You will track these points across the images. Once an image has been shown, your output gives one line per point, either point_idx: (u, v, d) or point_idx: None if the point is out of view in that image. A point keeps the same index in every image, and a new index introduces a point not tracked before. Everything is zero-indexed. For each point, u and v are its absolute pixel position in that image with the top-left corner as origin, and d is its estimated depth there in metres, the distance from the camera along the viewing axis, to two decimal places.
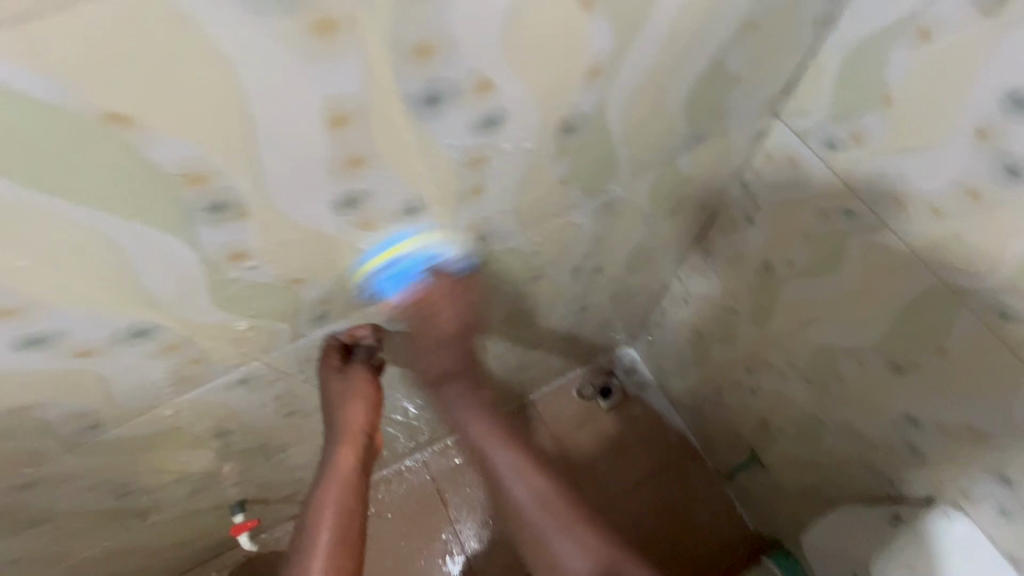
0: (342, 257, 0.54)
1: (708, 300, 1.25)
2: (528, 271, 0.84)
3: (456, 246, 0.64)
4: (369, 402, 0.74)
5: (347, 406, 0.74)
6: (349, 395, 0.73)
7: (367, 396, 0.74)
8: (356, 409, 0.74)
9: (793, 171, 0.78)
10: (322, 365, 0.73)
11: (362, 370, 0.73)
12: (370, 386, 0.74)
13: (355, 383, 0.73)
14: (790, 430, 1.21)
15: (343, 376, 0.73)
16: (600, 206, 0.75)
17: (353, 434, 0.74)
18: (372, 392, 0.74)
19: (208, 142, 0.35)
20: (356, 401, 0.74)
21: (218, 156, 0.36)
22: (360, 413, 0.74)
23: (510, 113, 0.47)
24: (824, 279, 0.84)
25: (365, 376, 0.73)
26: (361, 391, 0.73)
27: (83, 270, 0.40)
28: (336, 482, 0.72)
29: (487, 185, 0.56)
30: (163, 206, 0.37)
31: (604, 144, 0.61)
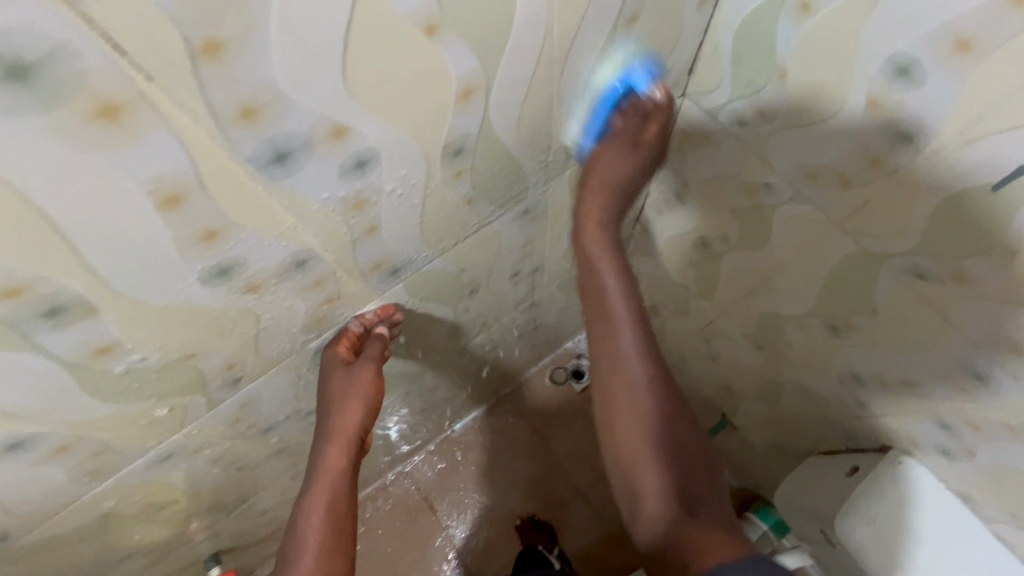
0: (235, 323, 0.50)
1: (658, 278, 1.24)
2: (461, 286, 0.81)
3: (368, 282, 0.61)
4: (370, 401, 0.69)
5: (345, 404, 0.68)
6: (349, 391, 0.68)
7: (368, 394, 0.69)
8: (352, 408, 0.69)
9: (710, 150, 0.77)
10: (329, 353, 0.67)
11: (370, 365, 0.68)
12: (372, 384, 0.68)
13: (358, 378, 0.67)
14: (752, 394, 1.23)
15: (348, 368, 0.67)
16: (521, 213, 0.73)
17: (347, 434, 0.69)
18: (373, 391, 0.69)
19: (9, 255, 0.31)
20: (356, 399, 0.68)
21: (30, 266, 0.32)
22: (357, 412, 0.69)
23: (379, 152, 0.44)
24: (757, 251, 0.84)
25: (371, 371, 0.68)
26: (362, 388, 0.68)
27: None
28: (325, 481, 0.67)
29: (381, 222, 0.52)
30: None
31: (503, 158, 0.58)
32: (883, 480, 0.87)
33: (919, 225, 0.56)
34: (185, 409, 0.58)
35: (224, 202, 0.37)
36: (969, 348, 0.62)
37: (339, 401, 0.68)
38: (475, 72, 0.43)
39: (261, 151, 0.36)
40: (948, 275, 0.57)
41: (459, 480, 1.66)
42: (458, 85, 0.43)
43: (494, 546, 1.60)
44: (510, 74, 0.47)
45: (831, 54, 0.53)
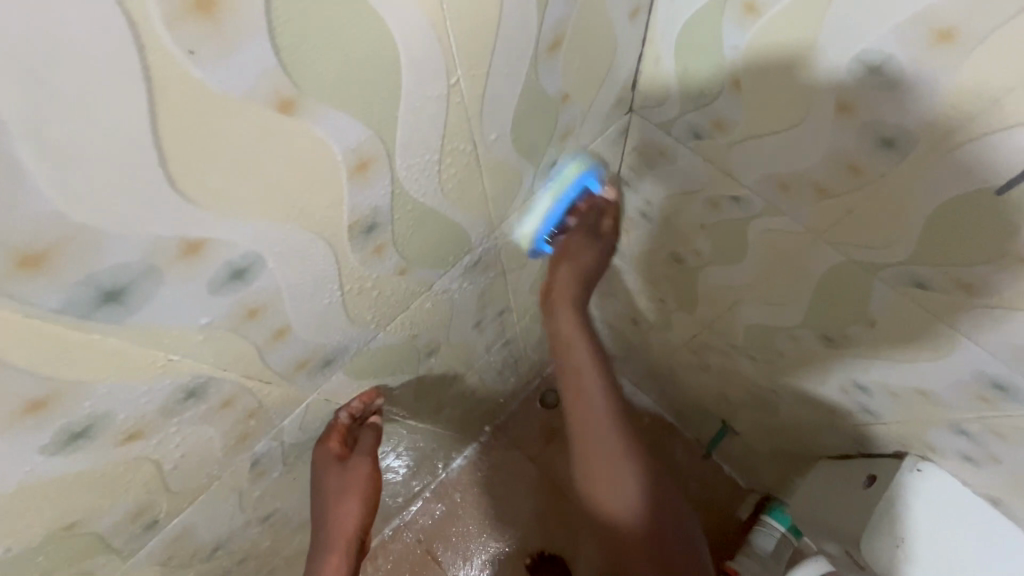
0: (125, 475, 0.42)
1: (636, 293, 1.17)
2: (418, 350, 0.72)
3: (298, 382, 0.52)
4: (366, 498, 0.72)
5: (343, 503, 0.71)
6: (347, 490, 0.71)
7: (364, 493, 0.72)
8: (349, 504, 0.72)
9: (668, 166, 0.70)
10: (324, 450, 0.67)
11: (364, 463, 0.70)
12: (365, 480, 0.72)
13: (355, 477, 0.70)
14: (750, 400, 1.16)
15: (345, 467, 0.69)
16: (470, 265, 0.64)
17: (346, 533, 0.73)
18: (368, 486, 0.72)
19: None
20: (353, 496, 0.71)
21: None
22: (355, 510, 0.72)
23: (262, 257, 0.35)
24: (734, 265, 0.77)
25: (367, 466, 0.70)
26: (358, 487, 0.72)
27: None
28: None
29: (291, 322, 0.43)
30: None
31: (432, 219, 0.49)
32: (905, 494, 0.80)
33: (914, 234, 0.49)
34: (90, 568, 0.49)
35: (40, 362, 0.30)
36: (985, 356, 0.56)
37: (338, 497, 0.71)
38: (364, 139, 0.35)
39: (74, 295, 0.28)
40: (954, 285, 0.50)
41: (460, 527, 1.55)
42: (345, 159, 0.35)
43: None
44: (415, 132, 0.39)
45: (788, 56, 0.46)
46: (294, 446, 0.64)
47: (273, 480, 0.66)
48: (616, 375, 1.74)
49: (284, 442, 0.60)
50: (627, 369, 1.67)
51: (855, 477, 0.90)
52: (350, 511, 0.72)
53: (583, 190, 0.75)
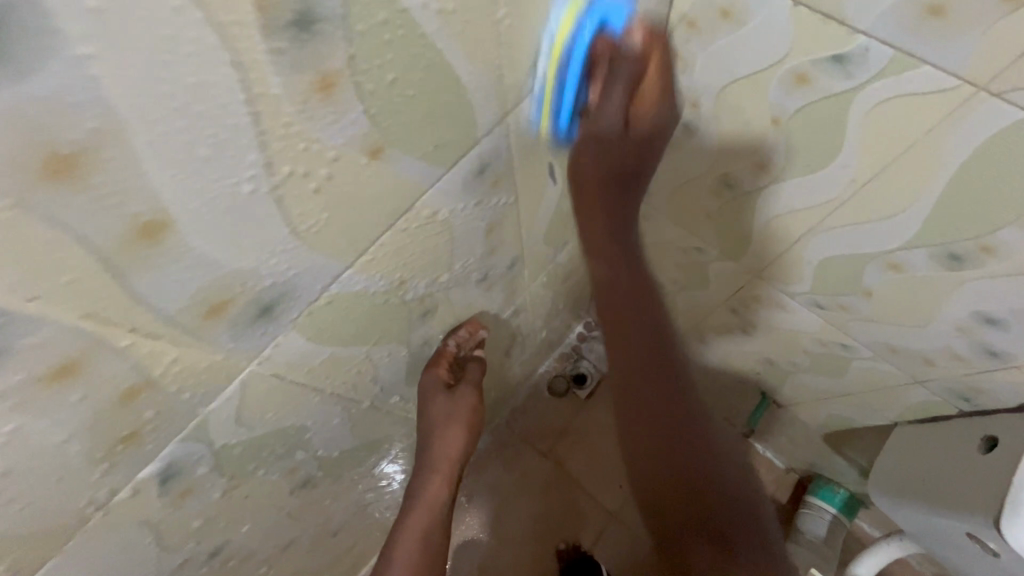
0: None
1: (662, 246, 0.99)
2: (409, 310, 0.53)
3: (219, 342, 0.32)
4: (469, 427, 0.72)
5: (447, 429, 0.70)
6: (452, 417, 0.70)
7: (470, 421, 0.71)
8: (452, 431, 0.71)
9: (733, 33, 0.52)
10: (433, 375, 0.67)
11: (469, 391, 0.70)
12: (471, 408, 0.71)
13: (461, 404, 0.70)
14: (802, 363, 1.00)
15: (451, 394, 0.69)
16: (475, 173, 0.45)
17: (448, 460, 0.72)
18: (472, 415, 0.72)
19: None
20: (457, 424, 0.71)
21: None
22: (457, 437, 0.71)
23: (51, 40, 0.18)
24: (818, 174, 0.59)
25: (472, 398, 0.71)
26: (464, 414, 0.71)
27: None
28: (421, 513, 0.68)
29: (171, 216, 0.25)
30: None
31: (424, 60, 0.31)
32: None
33: None
34: None
35: None
36: None
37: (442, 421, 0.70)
38: None
39: None
40: None
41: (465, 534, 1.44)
42: None
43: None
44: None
45: None
46: (236, 451, 0.44)
47: (210, 501, 0.46)
48: None
49: (216, 445, 0.40)
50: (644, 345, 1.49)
51: (967, 443, 0.72)
52: (453, 438, 0.71)
53: None
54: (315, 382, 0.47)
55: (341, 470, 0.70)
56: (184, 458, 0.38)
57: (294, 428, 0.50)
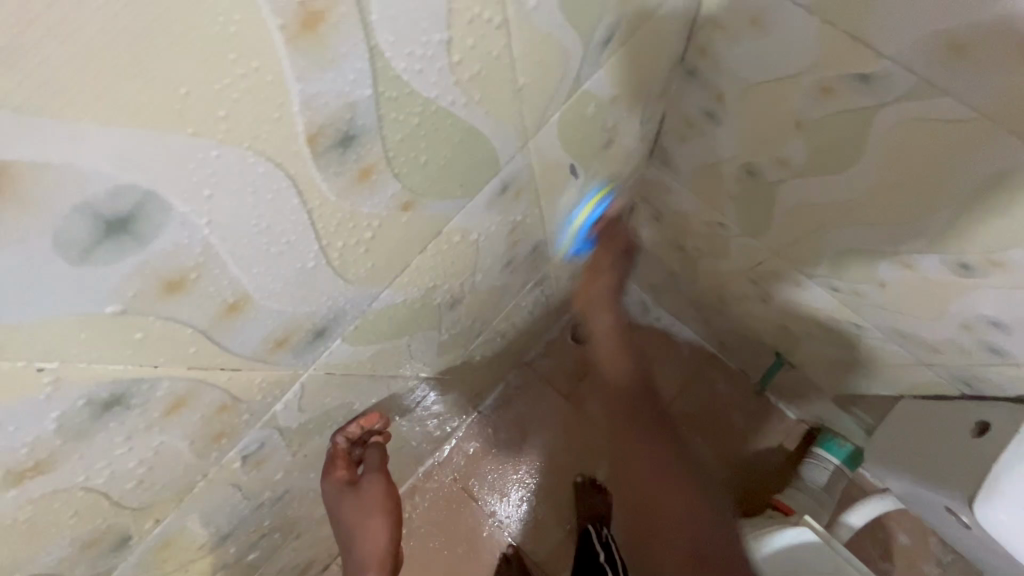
0: (57, 501, 0.32)
1: (685, 216, 1.01)
2: (439, 305, 0.59)
3: (286, 362, 0.40)
4: (390, 514, 0.70)
5: (366, 523, 0.69)
6: (365, 513, 0.69)
7: (387, 510, 0.70)
8: (375, 525, 0.70)
9: (761, 40, 0.51)
10: (332, 481, 0.69)
11: (375, 479, 0.70)
12: (384, 494, 0.70)
13: (370, 494, 0.70)
14: (816, 334, 1.03)
15: (358, 490, 0.70)
16: (496, 193, 0.49)
17: (378, 554, 0.71)
18: (388, 504, 0.70)
19: None
20: (376, 516, 0.70)
21: None
22: (382, 527, 0.70)
23: (155, 200, 0.22)
24: (836, 175, 0.59)
25: (378, 483, 0.70)
26: (376, 505, 0.70)
27: None
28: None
29: (247, 292, 0.30)
30: None
31: (447, 128, 0.34)
32: None
33: None
34: None
35: None
36: None
37: (357, 517, 0.69)
38: None
39: None
40: None
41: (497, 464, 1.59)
42: (277, 12, 0.20)
43: (547, 518, 1.56)
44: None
45: None
46: (296, 428, 0.53)
47: (276, 464, 0.56)
48: (654, 308, 1.62)
49: (281, 428, 0.49)
50: (665, 299, 1.55)
51: (961, 425, 0.76)
52: (376, 528, 0.70)
53: (639, 82, 0.57)
54: (359, 372, 0.55)
55: None
56: (260, 439, 0.46)
57: (342, 404, 0.59)
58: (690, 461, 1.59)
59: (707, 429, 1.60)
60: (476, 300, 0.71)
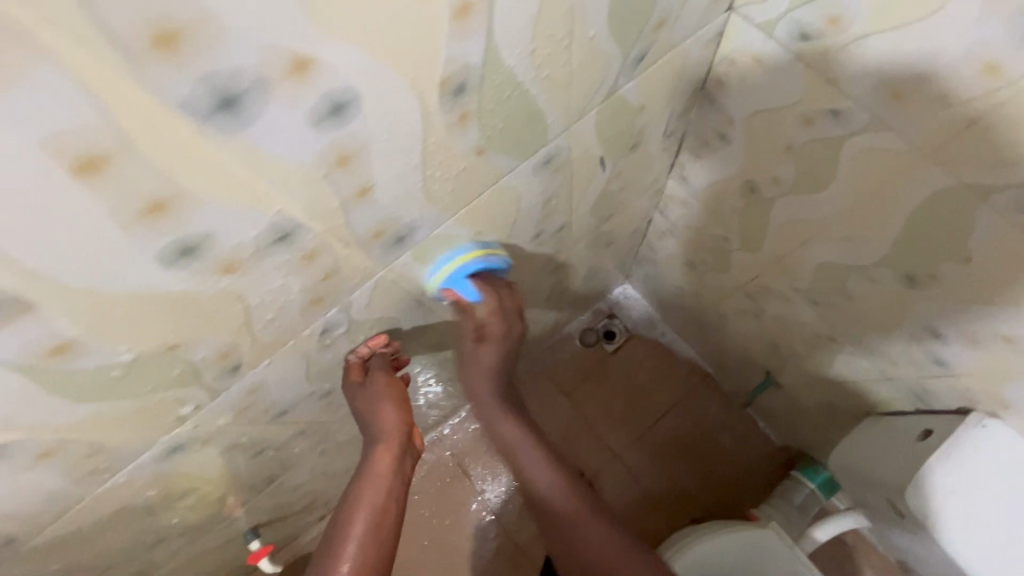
0: (222, 309, 0.44)
1: (695, 229, 1.13)
2: (480, 252, 0.73)
3: (373, 253, 0.53)
4: (399, 397, 0.71)
5: (378, 409, 0.71)
6: (374, 400, 0.71)
7: (395, 396, 0.71)
8: (389, 409, 0.71)
9: (763, 75, 0.65)
10: (343, 381, 0.73)
11: (379, 374, 0.72)
12: (392, 385, 0.72)
13: (377, 388, 0.72)
14: (800, 353, 1.15)
15: (366, 386, 0.72)
16: (540, 163, 0.63)
17: (390, 434, 0.71)
18: (400, 392, 0.73)
19: None
20: (387, 401, 0.71)
21: None
22: (395, 413, 0.71)
23: (360, 100, 0.36)
24: (813, 195, 0.72)
25: (384, 378, 0.72)
26: (384, 393, 0.71)
27: None
28: (378, 482, 0.68)
29: (374, 180, 0.44)
30: None
31: (521, 104, 0.50)
32: (964, 453, 0.78)
33: None
34: (181, 404, 0.52)
35: (166, 162, 0.30)
36: None
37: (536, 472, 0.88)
38: None
39: (195, 94, 0.28)
40: None
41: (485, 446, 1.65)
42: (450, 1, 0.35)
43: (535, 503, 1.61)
44: None
45: None
46: (361, 325, 0.66)
47: (336, 356, 0.69)
48: (659, 322, 1.79)
49: (352, 316, 0.62)
50: (671, 314, 1.69)
51: (911, 434, 0.88)
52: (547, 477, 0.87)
53: (664, 98, 0.71)
54: (413, 289, 0.68)
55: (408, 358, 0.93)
56: (337, 321, 0.60)
57: (392, 320, 0.72)
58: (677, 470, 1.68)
59: (695, 443, 1.71)
60: (509, 263, 0.85)
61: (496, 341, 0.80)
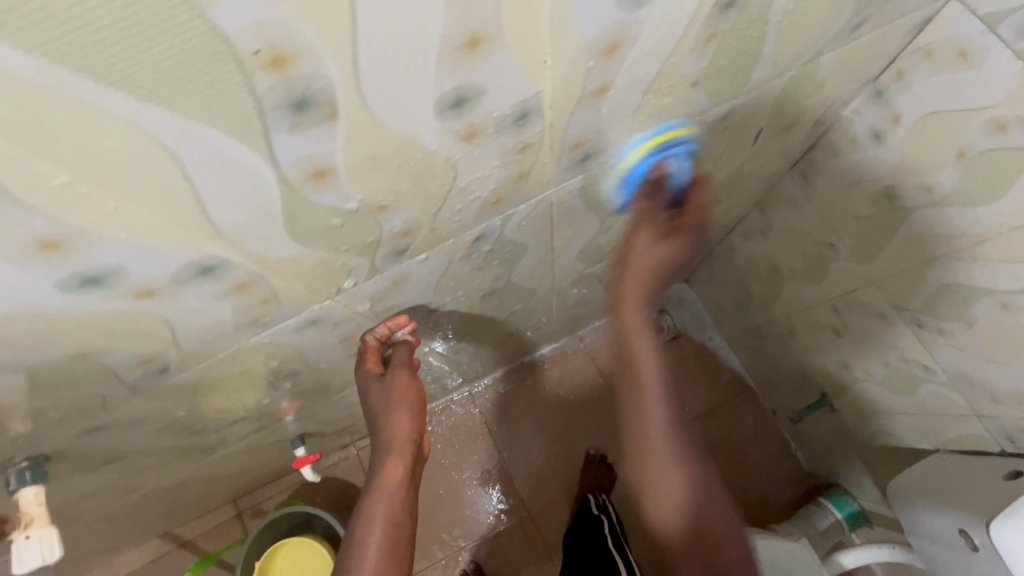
0: (437, 178, 0.44)
1: (796, 233, 1.11)
2: (622, 198, 0.73)
3: (560, 164, 0.53)
4: (414, 404, 0.71)
5: (391, 413, 0.70)
6: (391, 402, 0.70)
7: (409, 400, 0.70)
8: (400, 416, 0.70)
9: (965, 70, 0.64)
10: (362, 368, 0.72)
11: (400, 372, 0.71)
12: (411, 387, 0.71)
13: (395, 386, 0.70)
14: (874, 377, 1.13)
15: (383, 382, 0.71)
16: (719, 118, 0.62)
17: (402, 441, 0.70)
18: (415, 395, 0.71)
19: (315, 32, 0.26)
20: (401, 406, 0.70)
21: (314, 58, 0.27)
22: (406, 421, 0.70)
23: None
24: (976, 209, 0.71)
25: (405, 376, 0.71)
26: (401, 396, 0.70)
27: (154, 212, 0.32)
28: (388, 492, 0.68)
29: (614, 81, 0.44)
30: (244, 135, 0.30)
31: (753, 41, 0.49)
32: None
33: None
34: (349, 273, 0.53)
35: None
36: None
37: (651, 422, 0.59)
38: None
39: None
40: None
41: (513, 412, 1.65)
42: None
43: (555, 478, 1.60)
44: None
45: None
46: (501, 242, 0.66)
47: (464, 271, 0.69)
48: (710, 325, 1.79)
49: (503, 229, 0.62)
50: (727, 318, 1.68)
51: (996, 471, 0.87)
52: (667, 483, 0.58)
53: (845, 79, 0.70)
54: (554, 221, 0.68)
55: (499, 297, 0.94)
56: (489, 231, 0.60)
57: (522, 248, 0.72)
58: None
59: (722, 452, 1.70)
60: (629, 220, 0.85)
61: (681, 244, 0.64)
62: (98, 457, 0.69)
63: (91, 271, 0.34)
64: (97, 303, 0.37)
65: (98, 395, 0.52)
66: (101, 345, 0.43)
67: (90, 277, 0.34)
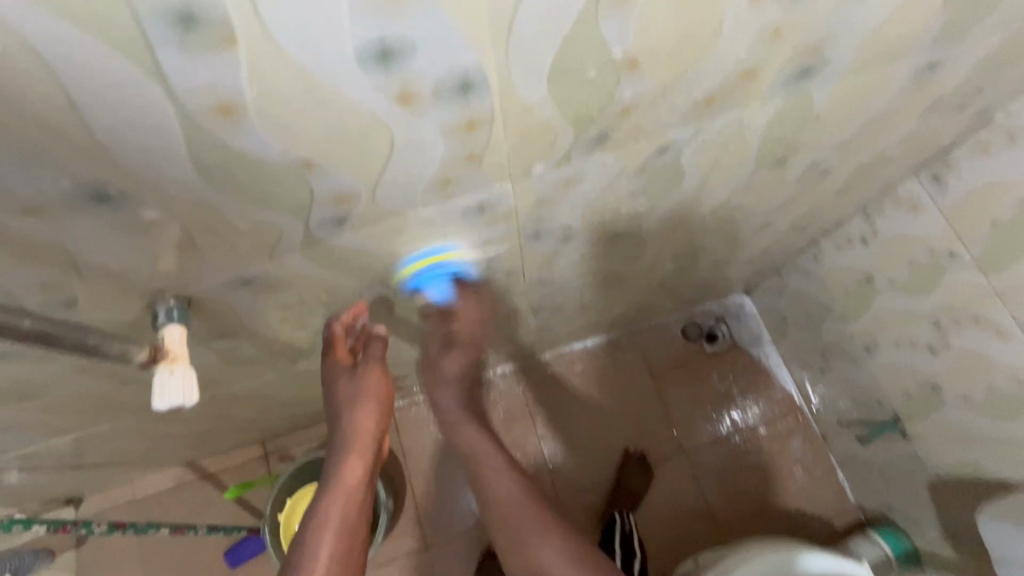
0: (696, 45, 0.43)
1: (906, 241, 1.07)
2: (784, 149, 0.71)
3: (782, 74, 0.52)
4: (382, 400, 0.72)
5: (357, 407, 0.70)
6: (361, 395, 0.71)
7: (379, 395, 0.71)
8: (366, 411, 0.71)
9: None
10: (330, 359, 0.72)
11: (372, 366, 0.72)
12: (380, 383, 0.72)
13: (365, 380, 0.71)
14: (971, 400, 1.08)
15: (354, 373, 0.72)
16: (924, 67, 0.60)
17: (365, 436, 0.71)
18: (382, 391, 0.72)
19: None
20: (369, 402, 0.71)
21: None
22: (373, 415, 0.71)
23: None
24: None
25: (376, 371, 0.72)
26: (373, 389, 0.71)
27: None
28: (347, 490, 0.68)
29: None
30: None
31: None
32: None
33: None
34: (548, 152, 0.51)
35: None
36: None
37: None
38: None
39: None
40: None
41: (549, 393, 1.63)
42: None
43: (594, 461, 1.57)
44: None
45: None
46: (668, 166, 0.64)
47: (621, 194, 0.67)
48: (767, 341, 1.72)
49: (685, 145, 0.60)
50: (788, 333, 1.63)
51: None
52: None
53: None
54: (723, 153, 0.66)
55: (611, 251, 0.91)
56: (673, 144, 0.58)
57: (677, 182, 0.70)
58: (737, 493, 1.60)
59: (766, 472, 1.63)
60: (767, 184, 0.83)
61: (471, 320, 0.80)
62: (222, 324, 0.68)
63: (394, 38, 0.32)
64: (369, 88, 0.35)
65: (277, 232, 0.50)
66: (328, 155, 0.41)
67: (387, 46, 0.33)
